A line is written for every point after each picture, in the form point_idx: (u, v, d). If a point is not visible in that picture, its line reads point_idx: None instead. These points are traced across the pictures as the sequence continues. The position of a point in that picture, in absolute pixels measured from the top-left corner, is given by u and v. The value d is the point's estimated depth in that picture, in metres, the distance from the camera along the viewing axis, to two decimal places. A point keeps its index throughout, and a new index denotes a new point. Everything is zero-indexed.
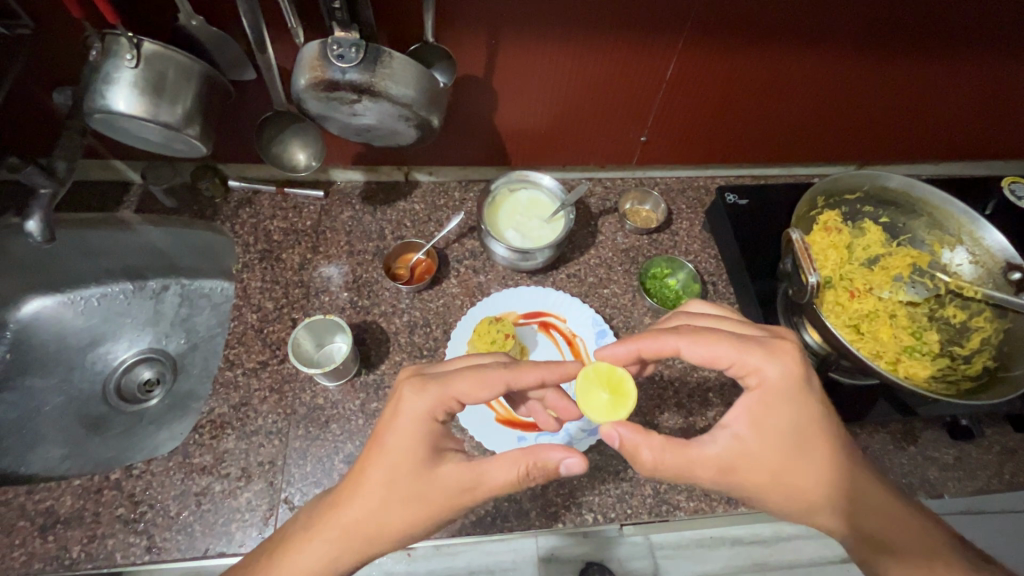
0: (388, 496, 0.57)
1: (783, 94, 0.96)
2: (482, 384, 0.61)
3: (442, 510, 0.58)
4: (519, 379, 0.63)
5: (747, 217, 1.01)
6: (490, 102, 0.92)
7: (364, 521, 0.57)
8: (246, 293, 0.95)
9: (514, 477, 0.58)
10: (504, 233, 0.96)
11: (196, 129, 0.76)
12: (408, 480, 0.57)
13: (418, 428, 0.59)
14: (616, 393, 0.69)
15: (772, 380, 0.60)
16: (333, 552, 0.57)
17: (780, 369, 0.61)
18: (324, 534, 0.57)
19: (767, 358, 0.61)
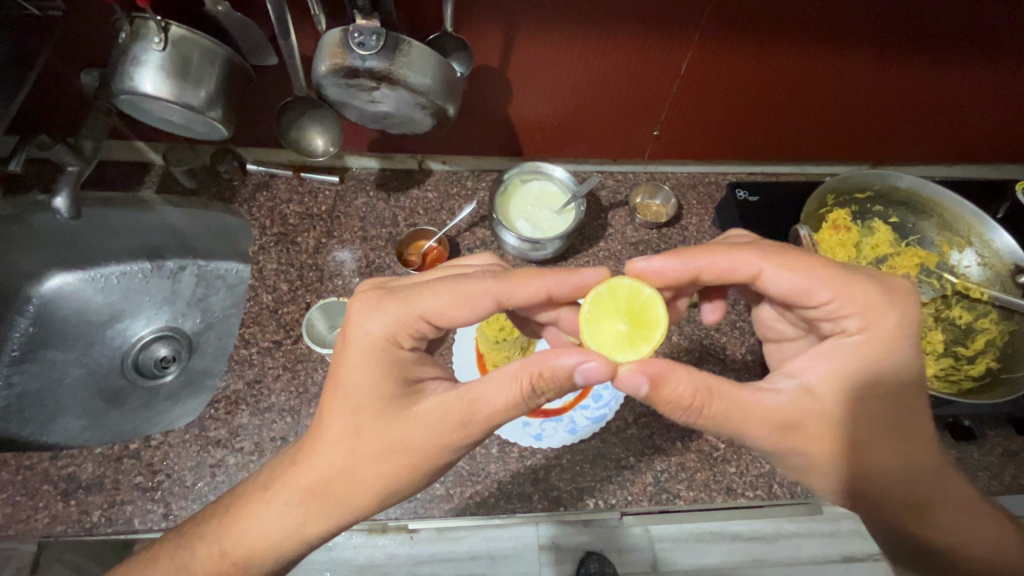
0: (344, 438, 0.59)
1: (799, 92, 0.96)
2: (459, 301, 0.62)
3: (417, 452, 0.58)
4: (508, 295, 0.63)
5: (758, 215, 1.01)
6: (505, 93, 0.93)
7: (335, 471, 0.59)
8: (262, 274, 0.97)
9: (511, 396, 0.58)
10: (515, 222, 0.98)
11: (219, 112, 0.78)
12: (365, 419, 0.59)
13: (368, 356, 0.60)
14: (636, 324, 0.66)
15: (883, 327, 0.60)
16: (307, 503, 0.59)
17: (896, 317, 0.60)
18: (287, 490, 0.59)
19: (887, 303, 0.60)
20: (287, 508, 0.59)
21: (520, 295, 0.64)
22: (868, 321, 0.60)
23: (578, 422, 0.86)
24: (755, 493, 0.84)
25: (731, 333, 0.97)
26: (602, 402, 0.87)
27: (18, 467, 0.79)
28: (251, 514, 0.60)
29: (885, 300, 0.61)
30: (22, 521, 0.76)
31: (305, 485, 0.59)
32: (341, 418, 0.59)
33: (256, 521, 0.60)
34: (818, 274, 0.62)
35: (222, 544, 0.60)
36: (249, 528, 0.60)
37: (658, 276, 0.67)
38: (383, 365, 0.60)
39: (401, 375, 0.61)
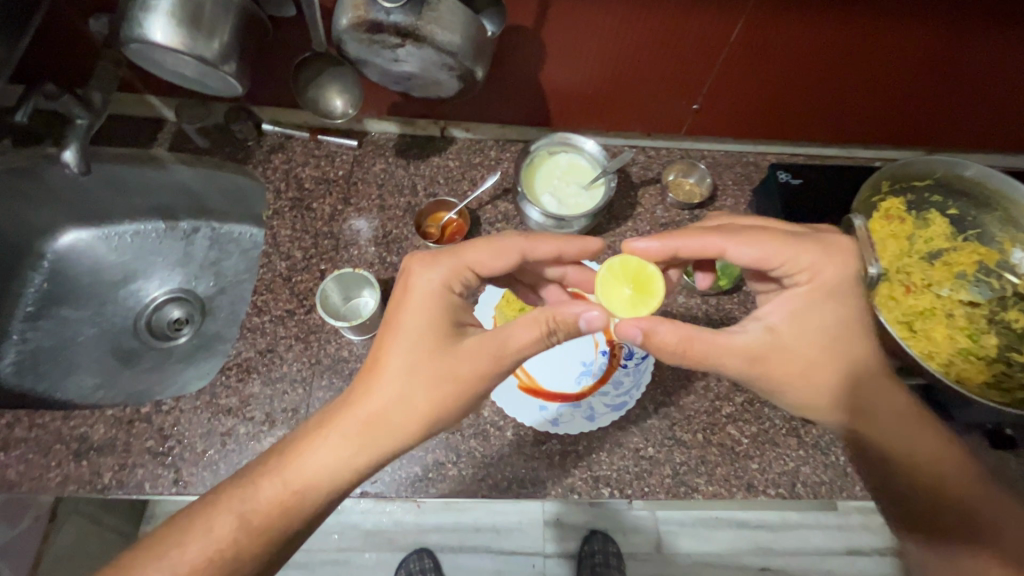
0: (404, 374, 0.60)
1: (855, 69, 0.89)
2: (496, 252, 0.64)
3: (462, 385, 0.60)
4: (533, 250, 0.67)
5: (801, 200, 0.94)
6: (537, 58, 0.87)
7: (389, 407, 0.59)
8: (276, 240, 0.94)
9: (537, 332, 0.61)
10: (540, 197, 0.93)
11: (233, 67, 0.73)
12: (424, 355, 0.60)
13: (430, 301, 0.62)
14: (640, 289, 0.71)
15: (823, 278, 0.64)
16: (358, 439, 0.59)
17: (837, 267, 0.64)
18: (343, 425, 0.59)
19: (821, 257, 0.64)
20: (338, 445, 0.59)
21: (540, 253, 0.67)
22: (812, 275, 0.64)
23: (596, 409, 0.83)
24: (778, 491, 0.81)
25: None
26: (621, 390, 0.84)
27: (31, 425, 0.78)
28: (303, 449, 0.60)
29: (823, 257, 0.64)
30: (35, 479, 0.75)
31: (362, 421, 0.60)
32: (401, 356, 0.60)
33: (304, 458, 0.59)
34: (773, 243, 0.64)
35: (280, 476, 0.60)
36: (299, 464, 0.59)
37: (644, 254, 0.71)
38: (439, 308, 0.62)
39: (450, 316, 0.62)
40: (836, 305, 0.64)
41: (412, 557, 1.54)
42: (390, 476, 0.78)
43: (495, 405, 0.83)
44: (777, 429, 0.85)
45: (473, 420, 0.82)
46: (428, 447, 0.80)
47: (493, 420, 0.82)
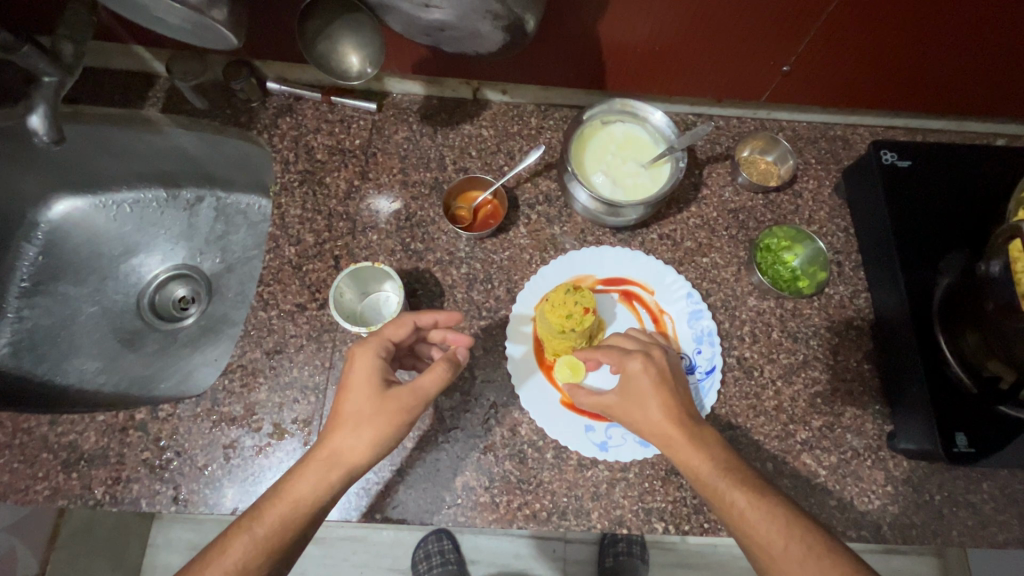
0: (358, 420, 0.59)
1: (998, 24, 0.70)
2: (403, 321, 0.66)
3: (403, 424, 0.60)
4: (424, 319, 0.67)
5: (909, 186, 0.77)
6: (598, 6, 0.70)
7: (346, 450, 0.58)
8: (284, 221, 0.82)
9: (445, 374, 0.62)
10: (592, 175, 0.78)
11: (223, 13, 0.58)
12: (369, 402, 0.60)
13: (366, 363, 0.62)
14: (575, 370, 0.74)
15: (634, 372, 0.64)
16: (321, 479, 0.57)
17: (640, 363, 0.64)
18: (318, 462, 0.58)
19: (627, 354, 0.66)
20: (310, 483, 0.57)
21: (428, 322, 0.68)
22: (621, 366, 0.66)
23: None
24: (860, 533, 0.70)
25: (846, 334, 0.78)
26: None
27: (15, 430, 0.70)
28: (283, 485, 0.57)
29: (626, 352, 0.66)
30: (21, 491, 0.68)
31: (329, 459, 0.58)
32: (355, 404, 0.60)
33: (286, 492, 0.56)
34: (607, 351, 0.68)
35: (271, 501, 0.56)
36: (279, 501, 0.56)
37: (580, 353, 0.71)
38: (373, 366, 0.62)
39: (384, 370, 0.62)
40: (649, 393, 0.63)
41: (430, 538, 1.49)
42: (413, 501, 0.69)
43: (533, 423, 0.72)
44: (861, 460, 0.73)
45: (509, 439, 0.72)
46: (458, 469, 0.70)
47: (531, 440, 0.72)
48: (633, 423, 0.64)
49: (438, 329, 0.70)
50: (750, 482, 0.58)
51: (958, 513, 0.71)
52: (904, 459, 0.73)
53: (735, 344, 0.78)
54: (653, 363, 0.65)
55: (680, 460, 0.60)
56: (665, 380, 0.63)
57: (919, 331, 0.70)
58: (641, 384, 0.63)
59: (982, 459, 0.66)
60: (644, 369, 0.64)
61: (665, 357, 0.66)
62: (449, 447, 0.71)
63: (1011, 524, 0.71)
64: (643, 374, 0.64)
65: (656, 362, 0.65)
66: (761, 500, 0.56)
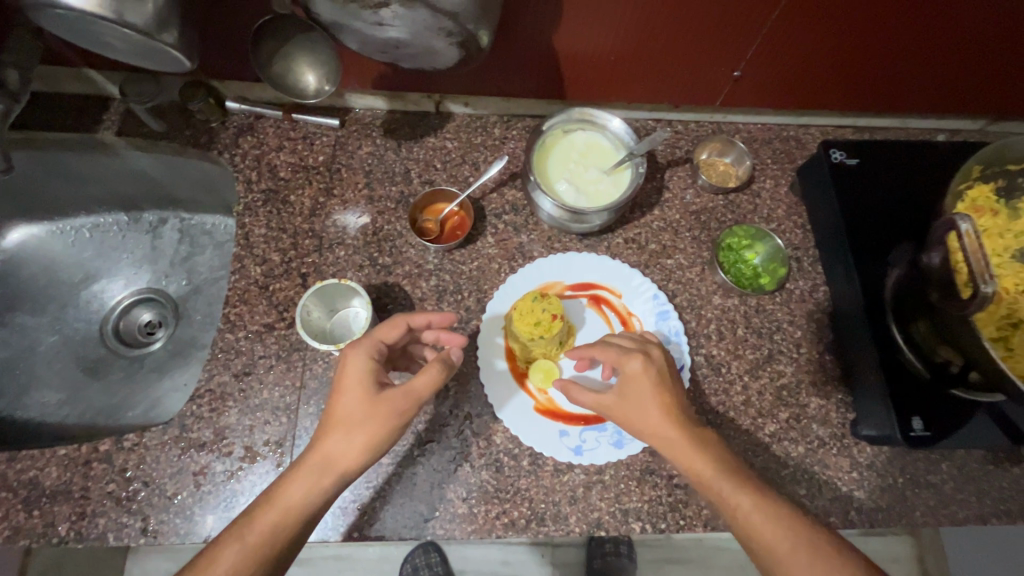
0: (351, 424, 0.59)
1: (930, 26, 0.74)
2: (396, 322, 0.66)
3: (396, 426, 0.60)
4: (417, 318, 0.67)
5: (858, 183, 0.80)
6: (552, 19, 0.71)
7: (338, 456, 0.58)
8: (249, 241, 0.81)
9: (439, 375, 0.61)
10: (556, 184, 0.79)
11: (174, 36, 0.58)
12: (360, 407, 0.59)
13: (357, 366, 0.61)
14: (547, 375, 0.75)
15: (635, 372, 0.65)
16: (311, 485, 0.57)
17: (641, 364, 0.65)
18: (308, 469, 0.58)
19: (629, 355, 0.66)
20: (300, 490, 0.57)
21: (421, 322, 0.68)
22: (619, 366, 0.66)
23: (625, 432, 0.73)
24: (830, 520, 0.72)
25: (808, 327, 0.81)
26: None
27: None
28: (274, 491, 0.58)
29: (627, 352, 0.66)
30: None
31: (320, 466, 0.58)
32: (347, 409, 0.60)
33: (276, 498, 0.57)
34: (605, 350, 0.68)
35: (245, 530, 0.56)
36: (269, 509, 0.56)
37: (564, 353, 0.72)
38: (365, 369, 0.61)
39: (376, 372, 0.62)
40: (651, 394, 0.64)
41: (416, 552, 1.48)
42: (392, 519, 0.68)
43: (508, 432, 0.73)
44: (827, 449, 0.75)
45: (485, 449, 0.72)
46: (435, 482, 0.70)
47: (506, 449, 0.72)
48: (633, 423, 0.64)
49: (431, 330, 0.70)
50: (736, 472, 0.60)
51: (920, 494, 0.74)
52: (868, 445, 0.75)
53: (702, 342, 0.79)
54: (653, 363, 0.65)
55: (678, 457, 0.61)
56: (664, 380, 0.64)
57: (874, 320, 0.73)
58: (642, 385, 0.64)
59: (937, 442, 0.69)
60: (644, 370, 0.65)
61: (665, 357, 0.67)
62: (425, 462, 0.71)
63: (970, 502, 0.74)
64: (643, 374, 0.64)
65: (655, 363, 0.66)
66: (743, 485, 0.59)
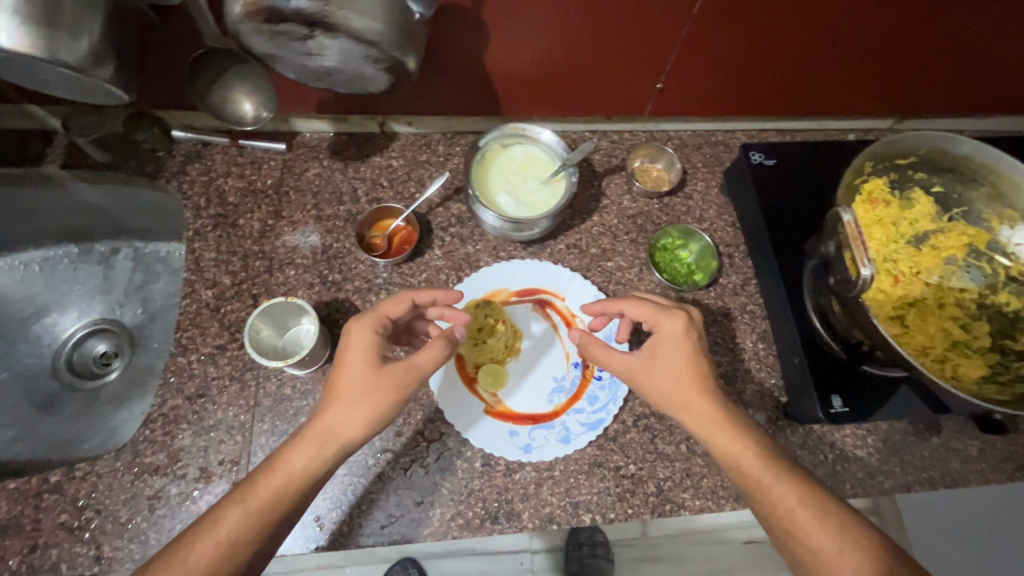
0: (357, 395, 0.64)
1: (827, 35, 0.81)
2: (400, 299, 0.71)
3: (398, 398, 0.65)
4: (421, 296, 0.73)
5: (776, 182, 0.87)
6: (479, 41, 0.76)
7: (342, 424, 0.63)
8: (199, 265, 0.82)
9: (441, 352, 0.67)
10: (496, 197, 0.83)
11: (110, 71, 0.60)
12: (366, 378, 0.64)
13: (365, 340, 0.66)
14: (495, 380, 0.78)
15: (670, 331, 0.70)
16: (315, 452, 0.62)
17: (677, 324, 0.70)
18: (314, 436, 0.62)
19: (668, 315, 0.70)
20: (303, 457, 0.61)
21: (426, 300, 0.73)
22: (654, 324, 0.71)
23: (571, 429, 0.76)
24: None
25: (741, 318, 0.86)
26: (598, 404, 0.78)
27: None
28: (277, 459, 0.62)
29: (666, 311, 0.71)
30: None
31: (326, 434, 0.63)
32: (353, 380, 0.64)
33: (279, 466, 0.61)
34: (643, 310, 0.72)
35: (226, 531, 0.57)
36: (273, 474, 0.60)
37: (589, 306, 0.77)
38: (372, 342, 0.67)
39: (380, 346, 0.67)
40: (682, 350, 0.69)
41: (394, 569, 1.46)
42: (349, 528, 0.70)
43: (460, 435, 0.75)
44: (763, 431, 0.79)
45: (438, 453, 0.74)
46: (390, 489, 0.72)
47: (460, 452, 0.75)
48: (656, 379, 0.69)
49: (436, 306, 0.75)
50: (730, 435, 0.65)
51: (849, 468, 0.79)
52: (800, 425, 0.80)
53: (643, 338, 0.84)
54: (693, 326, 0.70)
55: (687, 413, 0.67)
56: (694, 341, 0.69)
57: (795, 308, 0.79)
58: (675, 343, 0.69)
59: (856, 419, 0.75)
60: (681, 331, 0.70)
61: (700, 322, 0.72)
62: (380, 470, 0.73)
63: (895, 472, 0.79)
64: (677, 335, 0.69)
65: (693, 326, 0.70)
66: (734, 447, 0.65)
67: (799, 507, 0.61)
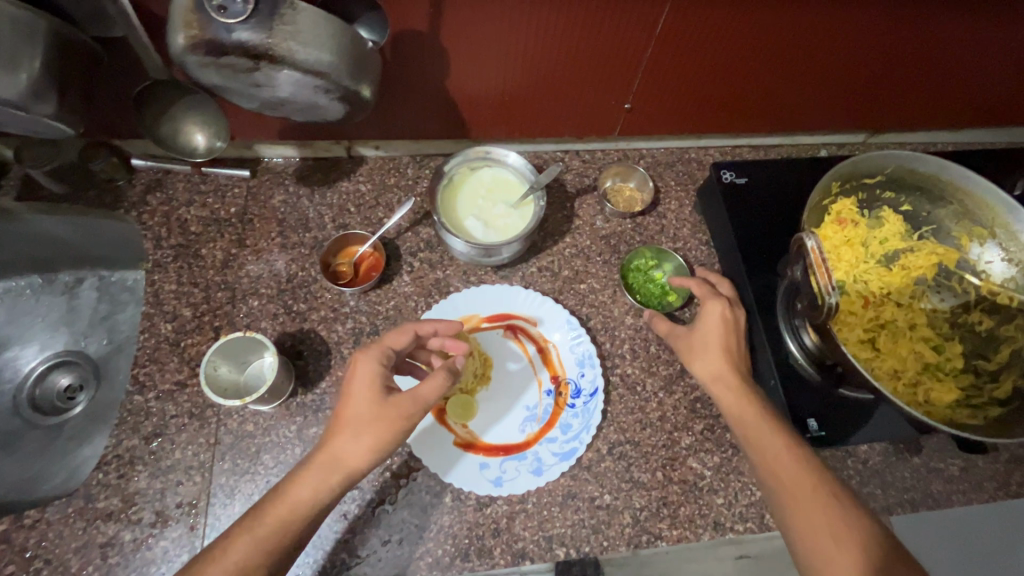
0: (361, 427, 0.60)
1: (793, 54, 0.81)
2: (404, 329, 0.69)
3: (403, 430, 0.62)
4: (425, 326, 0.71)
5: (748, 200, 0.86)
6: (442, 66, 0.75)
7: (346, 455, 0.60)
8: (159, 298, 0.80)
9: (446, 382, 0.64)
10: (464, 221, 0.82)
11: (52, 106, 0.59)
12: (370, 410, 0.61)
13: (370, 372, 0.63)
14: (465, 411, 0.76)
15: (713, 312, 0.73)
16: (321, 482, 0.59)
17: (719, 307, 0.73)
18: (318, 469, 0.59)
19: (715, 296, 0.74)
20: (308, 488, 0.58)
21: (430, 330, 0.71)
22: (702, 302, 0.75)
23: (545, 460, 0.74)
24: (746, 526, 0.74)
25: None
26: (571, 434, 0.76)
27: None
28: (282, 489, 0.59)
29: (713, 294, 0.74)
30: None
31: (333, 466, 0.59)
32: (357, 412, 0.61)
33: (285, 495, 0.58)
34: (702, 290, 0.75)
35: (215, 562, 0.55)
36: (280, 503, 0.58)
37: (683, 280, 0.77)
38: (377, 374, 0.63)
39: (384, 377, 0.64)
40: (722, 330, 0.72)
41: None
42: (312, 568, 0.68)
43: (428, 470, 0.73)
44: (740, 456, 0.78)
45: (406, 489, 0.72)
46: (357, 530, 0.70)
47: (429, 486, 0.73)
48: (697, 350, 0.73)
49: (437, 337, 0.72)
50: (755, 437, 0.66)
51: None
52: None
53: (617, 362, 0.82)
54: (732, 313, 0.73)
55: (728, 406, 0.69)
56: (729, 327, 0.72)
57: (769, 330, 0.78)
58: (710, 326, 0.72)
59: (830, 443, 0.73)
60: (722, 313, 0.73)
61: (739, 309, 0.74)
62: (346, 507, 0.71)
63: (875, 494, 0.77)
64: (716, 316, 0.73)
65: (733, 313, 0.73)
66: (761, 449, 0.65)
67: (813, 510, 0.59)
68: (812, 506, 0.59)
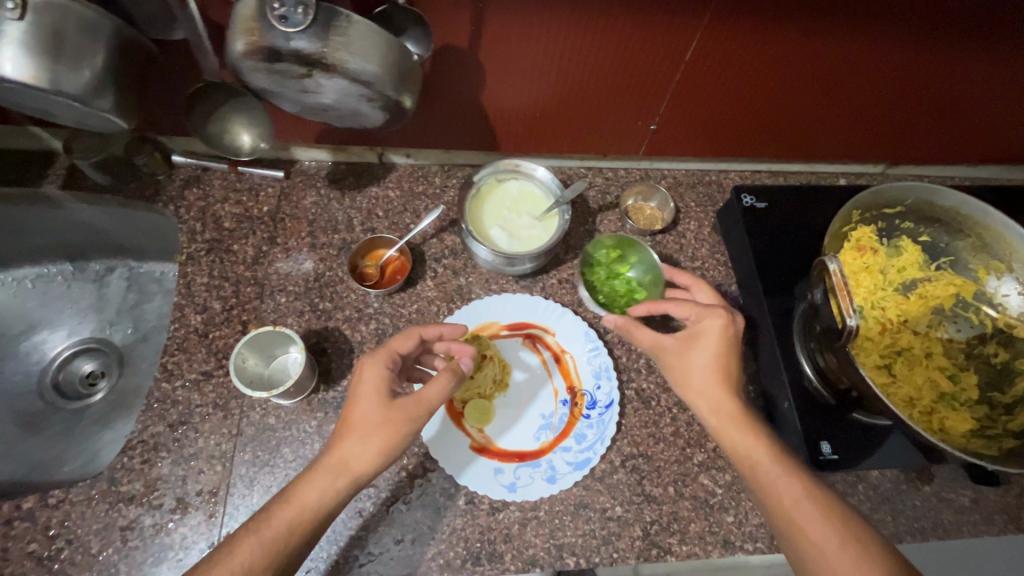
0: (367, 429, 0.62)
1: (815, 84, 0.83)
2: (409, 334, 0.71)
3: (409, 432, 0.63)
4: (428, 331, 0.72)
5: (767, 224, 0.88)
6: (477, 81, 0.78)
7: (354, 457, 0.61)
8: (190, 290, 0.82)
9: (450, 384, 0.66)
10: (489, 230, 0.84)
11: (109, 101, 0.62)
12: (376, 412, 0.63)
13: (375, 374, 0.65)
14: (482, 416, 0.77)
15: (710, 326, 0.71)
16: (330, 483, 0.60)
17: (717, 321, 0.71)
18: (324, 471, 0.60)
19: (710, 312, 0.71)
20: (317, 490, 0.60)
21: (436, 334, 0.73)
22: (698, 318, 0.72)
23: (557, 467, 0.75)
24: (756, 546, 0.74)
25: None
26: (586, 443, 0.77)
27: None
28: (304, 478, 0.60)
29: (706, 309, 0.71)
30: None
31: (339, 468, 0.61)
32: (363, 415, 0.63)
33: (308, 485, 0.60)
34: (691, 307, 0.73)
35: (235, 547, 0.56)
36: (286, 507, 0.58)
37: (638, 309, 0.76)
38: (382, 377, 0.65)
39: (390, 380, 0.66)
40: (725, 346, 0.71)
41: None
42: (326, 563, 0.69)
43: (445, 471, 0.74)
44: None
45: (421, 489, 0.73)
46: (371, 528, 0.71)
47: (444, 488, 0.74)
48: (689, 364, 0.71)
49: (442, 341, 0.74)
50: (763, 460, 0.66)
51: None
52: None
53: (633, 376, 0.83)
54: (732, 325, 0.71)
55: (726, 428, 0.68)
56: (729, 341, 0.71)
57: (785, 352, 0.79)
58: (707, 339, 0.71)
59: (843, 466, 0.74)
60: (718, 327, 0.71)
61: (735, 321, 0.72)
62: (361, 504, 0.72)
63: (885, 521, 0.77)
64: (714, 329, 0.71)
65: (731, 325, 0.71)
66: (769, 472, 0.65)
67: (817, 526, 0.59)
68: (817, 525, 0.59)
